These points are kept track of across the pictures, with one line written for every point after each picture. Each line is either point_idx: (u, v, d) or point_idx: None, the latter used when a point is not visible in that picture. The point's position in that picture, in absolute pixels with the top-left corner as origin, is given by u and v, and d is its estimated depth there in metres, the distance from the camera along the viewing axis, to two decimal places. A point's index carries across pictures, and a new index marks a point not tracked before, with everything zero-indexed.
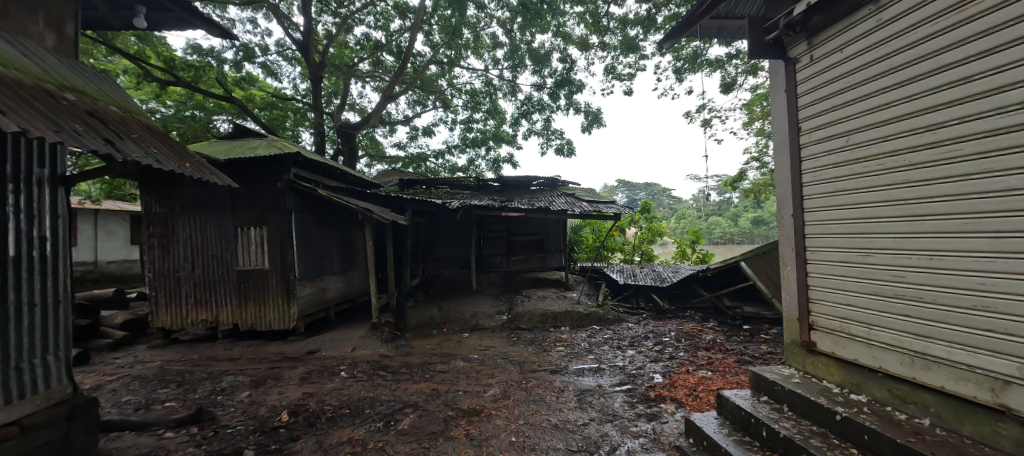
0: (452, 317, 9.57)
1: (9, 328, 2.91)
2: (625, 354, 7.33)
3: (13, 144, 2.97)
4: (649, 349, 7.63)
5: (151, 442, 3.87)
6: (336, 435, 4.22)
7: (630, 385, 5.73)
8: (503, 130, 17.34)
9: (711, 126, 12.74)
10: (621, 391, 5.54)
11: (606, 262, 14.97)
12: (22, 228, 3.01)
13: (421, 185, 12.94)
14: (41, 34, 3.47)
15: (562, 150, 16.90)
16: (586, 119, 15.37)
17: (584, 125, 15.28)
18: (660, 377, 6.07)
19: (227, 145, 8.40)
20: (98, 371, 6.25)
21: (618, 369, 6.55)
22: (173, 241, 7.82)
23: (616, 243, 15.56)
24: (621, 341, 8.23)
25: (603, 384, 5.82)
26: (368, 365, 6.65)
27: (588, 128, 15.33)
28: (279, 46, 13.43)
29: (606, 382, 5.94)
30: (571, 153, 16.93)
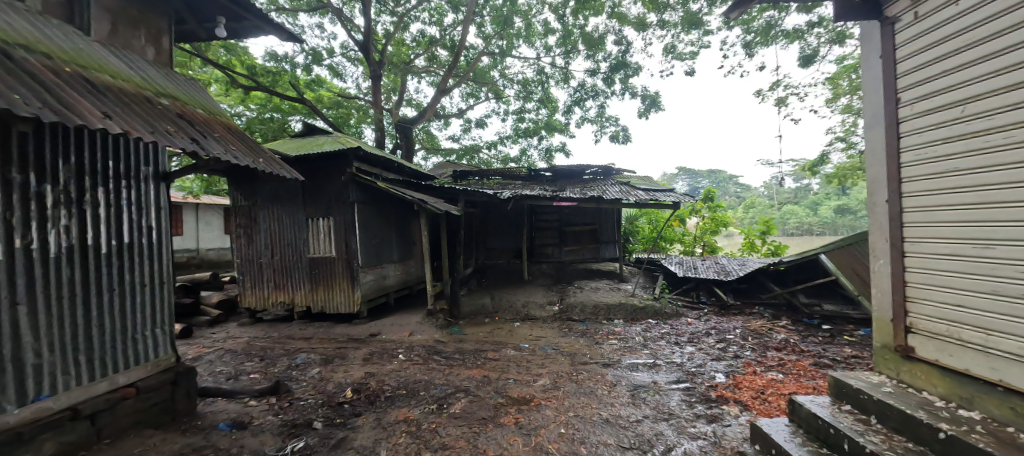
0: (503, 306, 9.71)
1: (127, 305, 3.42)
2: (683, 351, 6.93)
3: (125, 146, 3.46)
4: (711, 347, 7.13)
5: (238, 408, 4.36)
6: (393, 413, 4.47)
7: (689, 384, 5.41)
8: (556, 119, 17.09)
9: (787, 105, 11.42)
10: (678, 389, 5.25)
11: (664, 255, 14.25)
12: (134, 219, 3.50)
13: (474, 176, 13.29)
14: (143, 49, 3.99)
15: (616, 137, 16.25)
16: (643, 104, 14.59)
17: (641, 110, 14.52)
18: (722, 377, 5.64)
19: (299, 142, 9.14)
20: (199, 344, 7.23)
21: (675, 365, 6.21)
22: (256, 231, 8.72)
23: (675, 234, 14.83)
24: (679, 337, 7.80)
25: (659, 381, 5.55)
26: (424, 349, 6.97)
27: (645, 113, 14.56)
28: (343, 47, 14.29)
29: (663, 378, 5.67)
30: (626, 139, 16.25)
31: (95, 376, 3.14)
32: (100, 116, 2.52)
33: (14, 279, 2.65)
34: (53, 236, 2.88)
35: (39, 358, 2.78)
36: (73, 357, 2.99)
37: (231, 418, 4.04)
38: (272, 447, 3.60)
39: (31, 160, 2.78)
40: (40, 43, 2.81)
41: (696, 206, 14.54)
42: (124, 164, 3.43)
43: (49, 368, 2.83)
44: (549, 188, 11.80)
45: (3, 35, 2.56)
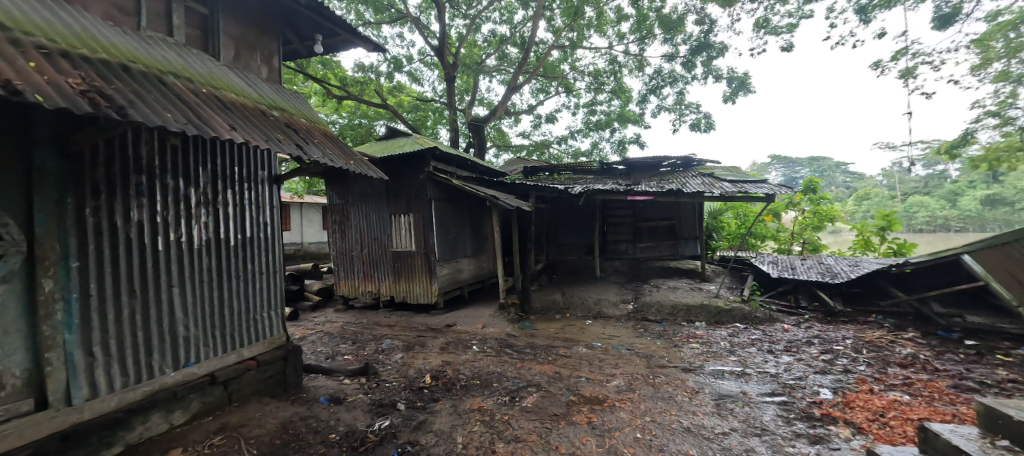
0: (574, 302, 9.54)
1: (250, 289, 4.00)
2: (779, 361, 6.12)
3: (247, 153, 4.04)
4: (814, 358, 6.18)
5: (335, 384, 4.88)
6: (468, 402, 4.62)
7: (787, 398, 4.75)
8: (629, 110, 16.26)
9: (913, 76, 9.37)
10: (773, 403, 4.63)
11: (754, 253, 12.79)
12: (254, 216, 4.08)
13: (544, 171, 13.25)
14: (259, 68, 4.60)
15: (697, 125, 14.92)
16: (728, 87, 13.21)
17: (727, 94, 13.13)
18: (828, 393, 4.85)
19: (383, 145, 9.92)
20: (304, 326, 8.26)
21: (769, 376, 5.50)
22: (348, 227, 9.67)
23: (767, 230, 13.20)
24: (774, 345, 6.91)
25: (749, 392, 4.96)
26: (496, 342, 7.12)
27: (732, 97, 13.13)
28: (420, 54, 15.19)
29: (754, 389, 5.06)
30: (709, 127, 14.84)
31: (227, 349, 3.73)
32: (228, 129, 2.95)
33: (171, 266, 3.25)
34: (196, 231, 3.46)
35: (188, 332, 3.37)
36: (210, 333, 3.58)
37: (330, 393, 4.53)
38: (363, 422, 3.93)
39: (181, 168, 3.36)
40: (185, 70, 3.38)
41: (794, 198, 12.79)
42: (246, 169, 4.01)
43: (193, 340, 3.42)
44: (622, 182, 11.27)
45: (160, 66, 3.13)
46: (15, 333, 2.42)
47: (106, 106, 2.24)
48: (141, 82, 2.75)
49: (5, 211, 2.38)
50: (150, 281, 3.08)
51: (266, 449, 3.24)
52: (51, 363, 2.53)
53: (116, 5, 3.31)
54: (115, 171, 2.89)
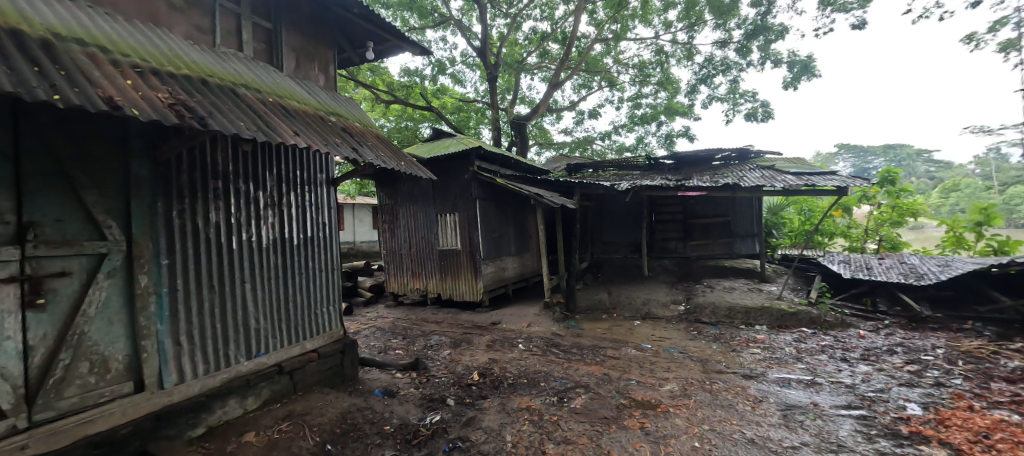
0: (621, 302, 9.20)
1: (311, 286, 4.24)
2: (854, 370, 5.46)
3: (307, 157, 4.28)
4: (897, 368, 5.44)
5: (389, 378, 5.05)
6: (516, 400, 4.57)
7: (865, 412, 4.20)
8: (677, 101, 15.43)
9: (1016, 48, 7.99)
10: (850, 416, 4.12)
11: (821, 252, 11.58)
12: (314, 217, 4.32)
13: (588, 168, 12.91)
14: (317, 76, 4.87)
15: (753, 114, 13.81)
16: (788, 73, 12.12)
17: (788, 80, 12.02)
18: (916, 409, 4.22)
19: (429, 146, 10.17)
20: (357, 320, 8.68)
21: (843, 387, 4.91)
22: (397, 226, 10.01)
23: (836, 226, 11.90)
24: (847, 352, 6.18)
25: (822, 403, 4.45)
26: (542, 341, 7.03)
27: (793, 83, 12.00)
28: (463, 55, 15.43)
29: (826, 400, 4.54)
30: (767, 117, 13.68)
31: (291, 341, 3.98)
32: (292, 134, 3.12)
33: (243, 264, 3.50)
34: (264, 231, 3.72)
35: (258, 325, 3.63)
36: (277, 326, 3.82)
37: (383, 386, 4.70)
38: (415, 416, 4.02)
39: (250, 174, 3.62)
40: (254, 81, 3.63)
41: (868, 191, 11.14)
42: (306, 172, 4.25)
43: (263, 333, 3.67)
44: (672, 177, 10.69)
45: (233, 79, 3.38)
46: (118, 323, 2.71)
47: (190, 117, 2.44)
48: (217, 93, 2.98)
49: (109, 215, 2.66)
50: (226, 278, 3.35)
51: (328, 437, 3.40)
52: (146, 349, 2.82)
53: (196, 25, 3.63)
54: (195, 177, 3.15)
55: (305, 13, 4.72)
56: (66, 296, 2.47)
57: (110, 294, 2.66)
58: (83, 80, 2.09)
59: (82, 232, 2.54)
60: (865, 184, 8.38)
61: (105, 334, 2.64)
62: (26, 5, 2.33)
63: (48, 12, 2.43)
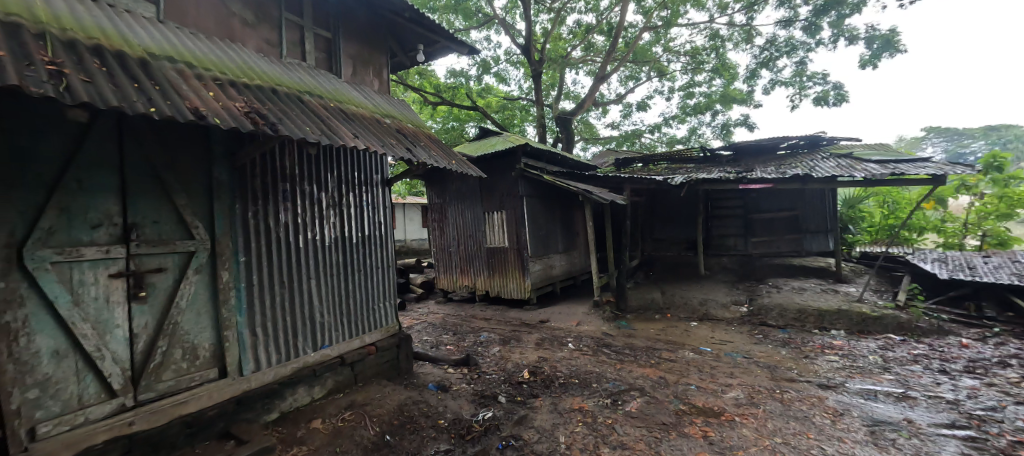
0: (675, 302, 8.67)
1: (369, 282, 4.42)
2: (958, 384, 4.68)
3: (365, 159, 4.46)
4: (1016, 384, 4.57)
5: (442, 373, 5.15)
6: (568, 401, 4.45)
7: (975, 434, 3.57)
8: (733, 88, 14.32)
9: None
10: (955, 437, 3.52)
11: (906, 250, 10.01)
12: (371, 216, 4.50)
13: (638, 162, 12.37)
14: (372, 81, 5.07)
15: (823, 99, 12.41)
16: (865, 51, 10.79)
17: (865, 59, 10.67)
18: None
19: (476, 145, 10.29)
20: (410, 315, 9.01)
21: (945, 403, 4.22)
22: (446, 224, 10.23)
23: (927, 220, 10.32)
24: (947, 364, 5.31)
25: (918, 420, 3.84)
26: (593, 340, 6.81)
27: (871, 62, 10.63)
28: (507, 54, 15.45)
29: (923, 417, 3.92)
30: (841, 101, 12.23)
31: (352, 334, 4.18)
32: (352, 137, 3.25)
33: (309, 261, 3.73)
34: (327, 230, 3.93)
35: (323, 319, 3.84)
36: (339, 320, 4.03)
37: (437, 381, 4.79)
38: (468, 412, 4.05)
39: (314, 176, 3.83)
40: (316, 88, 3.84)
41: (968, 180, 9.53)
42: (364, 173, 4.43)
43: (327, 326, 3.88)
44: (731, 169, 9.90)
45: (299, 87, 3.59)
46: (205, 314, 2.98)
47: (263, 123, 2.61)
48: (286, 101, 3.17)
49: (196, 216, 2.92)
50: (294, 274, 3.57)
51: (387, 428, 3.51)
52: (228, 339, 3.07)
53: (266, 39, 3.91)
54: (267, 181, 3.38)
55: (361, 21, 4.93)
56: (163, 289, 2.75)
57: (198, 288, 2.93)
58: (174, 93, 2.29)
59: (175, 232, 2.81)
60: (968, 170, 7.07)
61: (195, 324, 2.90)
62: (128, 30, 2.61)
63: (145, 35, 2.71)
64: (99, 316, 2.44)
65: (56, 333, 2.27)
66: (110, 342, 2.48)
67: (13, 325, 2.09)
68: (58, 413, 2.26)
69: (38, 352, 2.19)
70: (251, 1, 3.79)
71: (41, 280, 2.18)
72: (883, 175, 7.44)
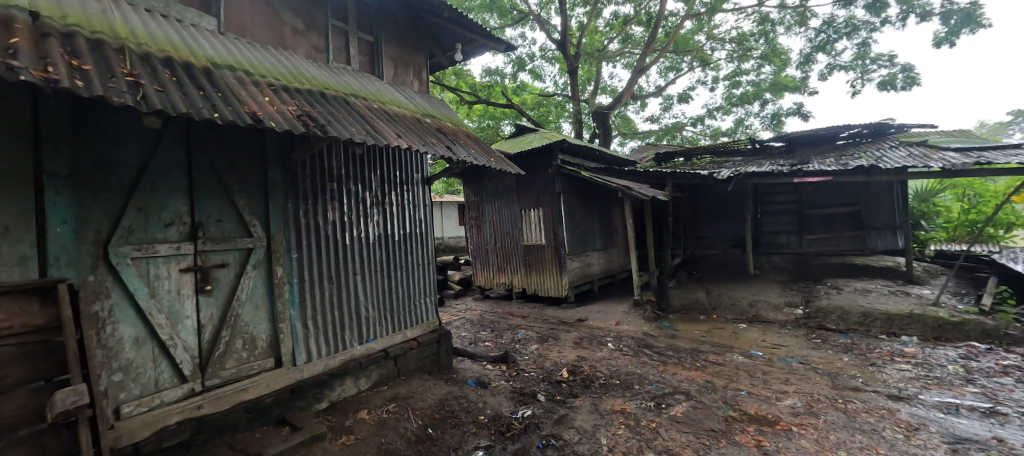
0: (721, 303, 8.18)
1: (410, 278, 4.52)
2: None
3: (406, 159, 4.56)
4: None
5: (481, 369, 5.18)
6: (609, 402, 4.31)
7: None
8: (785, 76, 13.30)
9: None
10: None
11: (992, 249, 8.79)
12: (412, 214, 4.60)
13: (680, 157, 11.81)
14: (412, 82, 5.17)
15: (889, 83, 11.21)
16: (942, 27, 9.59)
17: (940, 37, 9.53)
18: None
19: (513, 142, 10.28)
20: (449, 312, 9.18)
21: None
22: (483, 222, 10.30)
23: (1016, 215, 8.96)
24: None
25: (1011, 440, 3.36)
26: (633, 341, 6.58)
27: (947, 40, 9.47)
28: (542, 50, 15.30)
29: (1020, 437, 3.42)
30: (911, 85, 10.99)
31: (395, 329, 4.30)
32: (395, 137, 3.32)
33: (355, 258, 3.87)
34: (371, 228, 4.06)
35: (368, 314, 3.98)
36: (383, 315, 4.16)
37: (476, 377, 4.83)
38: (507, 409, 4.04)
39: (359, 176, 3.96)
40: (360, 90, 3.96)
41: None
42: (405, 173, 4.53)
43: (372, 321, 4.02)
44: (785, 161, 9.20)
45: (344, 90, 3.73)
46: (262, 307, 3.16)
47: (313, 125, 2.71)
48: (333, 103, 3.30)
49: (254, 215, 3.11)
50: (342, 270, 3.72)
51: (429, 421, 3.57)
52: (283, 331, 3.24)
53: (314, 45, 4.08)
54: (316, 181, 3.54)
55: (401, 24, 5.04)
56: (226, 283, 2.95)
57: (256, 283, 3.11)
58: (234, 99, 2.43)
59: (235, 231, 3.00)
60: None
61: (253, 317, 3.09)
62: (194, 42, 2.81)
63: (208, 46, 2.91)
64: (171, 307, 2.65)
65: (136, 322, 2.48)
66: (181, 331, 2.69)
67: (101, 314, 2.31)
68: (139, 395, 2.48)
69: (121, 339, 2.40)
70: (301, 10, 3.97)
71: (122, 274, 2.39)
72: (967, 165, 6.57)
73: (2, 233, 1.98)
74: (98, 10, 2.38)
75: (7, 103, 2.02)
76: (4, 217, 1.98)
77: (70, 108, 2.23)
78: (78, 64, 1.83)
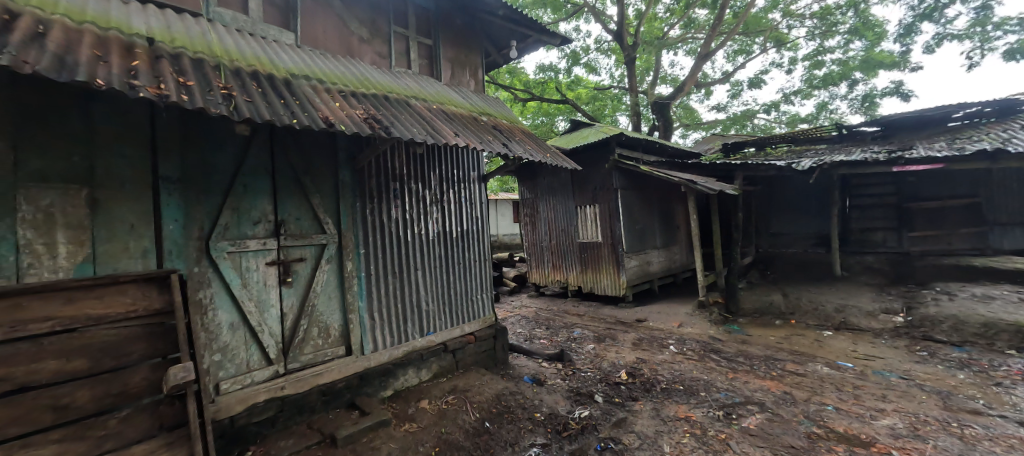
0: (801, 307, 7.34)
1: (467, 274, 4.62)
2: None
3: (463, 157, 4.66)
4: None
5: (536, 366, 5.16)
6: (672, 408, 4.05)
7: None
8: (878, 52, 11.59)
9: None
10: None
11: None
12: (469, 211, 4.69)
13: (751, 146, 10.79)
14: (468, 81, 5.26)
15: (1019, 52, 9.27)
16: None
17: None
18: None
19: (568, 138, 10.09)
20: (504, 308, 9.29)
21: None
22: (538, 219, 10.24)
23: None
24: None
25: None
26: (698, 344, 6.15)
27: None
28: (597, 42, 14.83)
29: None
30: None
31: (454, 323, 4.42)
32: (453, 135, 3.39)
33: (416, 254, 4.04)
34: (431, 225, 4.21)
35: (429, 307, 4.14)
36: (442, 309, 4.29)
37: (532, 374, 4.81)
38: (563, 408, 3.97)
39: (420, 174, 4.12)
40: (420, 92, 4.11)
41: None
42: (462, 171, 4.64)
43: (432, 314, 4.17)
44: (882, 148, 8.00)
45: (405, 92, 3.88)
46: (335, 299, 3.41)
47: (378, 127, 2.85)
48: (396, 106, 3.45)
49: (328, 214, 3.36)
50: (404, 266, 3.91)
51: (486, 415, 3.62)
52: (353, 321, 3.47)
53: (378, 52, 4.32)
54: (381, 181, 3.74)
55: (458, 25, 5.15)
56: (304, 276, 3.22)
57: (329, 276, 3.36)
58: (310, 106, 2.64)
59: (312, 227, 3.26)
60: None
61: (327, 307, 3.35)
62: (276, 56, 3.09)
63: (288, 59, 3.18)
64: (259, 296, 2.95)
65: (232, 308, 2.80)
66: (267, 318, 2.98)
67: (204, 301, 2.64)
68: (234, 374, 2.79)
69: (220, 324, 2.73)
70: (367, 20, 4.20)
71: (220, 266, 2.71)
72: None
73: (130, 230, 2.33)
74: (199, 33, 2.71)
75: (132, 119, 2.36)
76: (131, 217, 2.34)
77: (180, 121, 2.56)
78: (184, 81, 2.08)
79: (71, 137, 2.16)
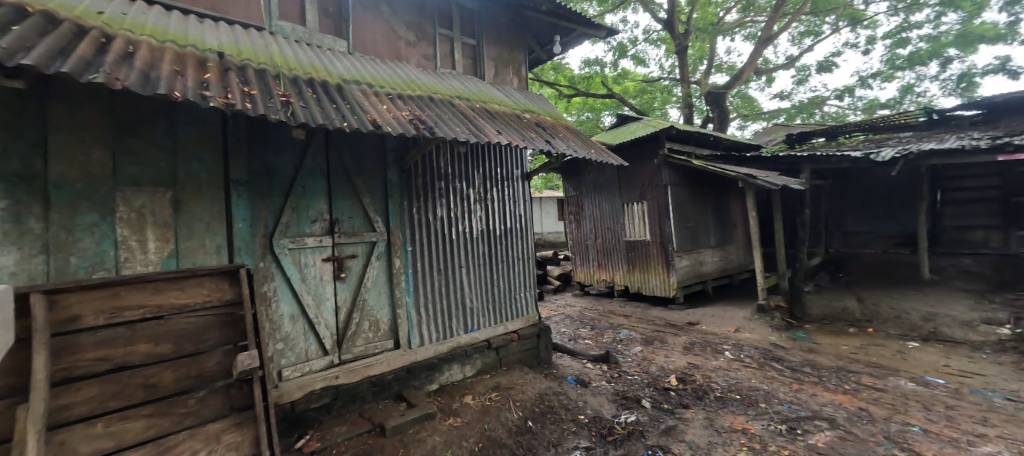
0: (881, 315, 6.54)
1: (511, 272, 4.63)
2: None
3: (507, 155, 4.67)
4: None
5: (581, 367, 5.06)
6: (727, 419, 3.78)
7: None
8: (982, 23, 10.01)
9: None
10: None
11: None
12: (512, 209, 4.69)
13: (821, 136, 9.79)
14: (511, 79, 5.25)
15: None
16: None
17: None
18: None
19: (614, 133, 9.78)
20: (548, 306, 9.24)
21: None
22: (583, 217, 10.04)
23: None
24: None
25: None
26: (758, 351, 5.69)
27: None
28: (645, 32, 14.21)
29: None
30: None
31: (497, 321, 4.45)
32: (496, 133, 3.40)
33: (460, 251, 4.11)
34: (475, 223, 4.26)
35: (472, 304, 4.20)
36: (485, 306, 4.33)
37: (576, 374, 4.73)
38: (609, 411, 3.85)
39: (464, 173, 4.19)
40: (464, 92, 4.17)
41: None
42: (505, 169, 4.65)
43: (475, 311, 4.22)
44: (987, 133, 6.89)
45: (449, 92, 3.95)
46: (385, 294, 3.56)
47: (423, 127, 2.92)
48: (440, 106, 3.52)
49: (377, 212, 3.50)
50: (449, 263, 3.99)
51: (529, 414, 3.61)
52: (400, 316, 3.61)
53: (424, 55, 4.44)
54: (427, 180, 3.84)
55: (502, 24, 5.16)
56: (356, 271, 3.40)
57: (379, 272, 3.52)
58: (359, 110, 2.76)
59: (362, 225, 3.42)
60: None
61: (377, 302, 3.50)
62: (330, 64, 3.27)
63: (340, 65, 3.36)
64: (316, 290, 3.15)
65: (292, 301, 3.02)
66: (323, 311, 3.18)
67: (268, 294, 2.87)
68: (294, 362, 3.00)
69: (282, 315, 2.95)
70: (413, 24, 4.33)
71: (282, 261, 2.93)
72: None
73: (206, 228, 2.58)
74: (263, 46, 2.94)
75: (206, 127, 2.61)
76: (207, 216, 2.59)
77: (247, 128, 2.79)
78: (248, 91, 2.26)
79: (158, 145, 2.43)
